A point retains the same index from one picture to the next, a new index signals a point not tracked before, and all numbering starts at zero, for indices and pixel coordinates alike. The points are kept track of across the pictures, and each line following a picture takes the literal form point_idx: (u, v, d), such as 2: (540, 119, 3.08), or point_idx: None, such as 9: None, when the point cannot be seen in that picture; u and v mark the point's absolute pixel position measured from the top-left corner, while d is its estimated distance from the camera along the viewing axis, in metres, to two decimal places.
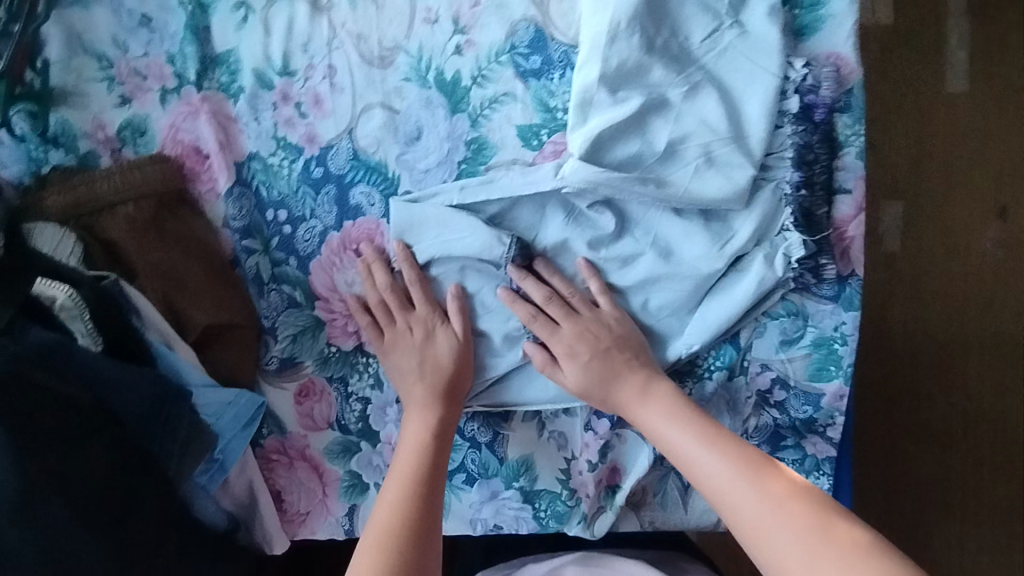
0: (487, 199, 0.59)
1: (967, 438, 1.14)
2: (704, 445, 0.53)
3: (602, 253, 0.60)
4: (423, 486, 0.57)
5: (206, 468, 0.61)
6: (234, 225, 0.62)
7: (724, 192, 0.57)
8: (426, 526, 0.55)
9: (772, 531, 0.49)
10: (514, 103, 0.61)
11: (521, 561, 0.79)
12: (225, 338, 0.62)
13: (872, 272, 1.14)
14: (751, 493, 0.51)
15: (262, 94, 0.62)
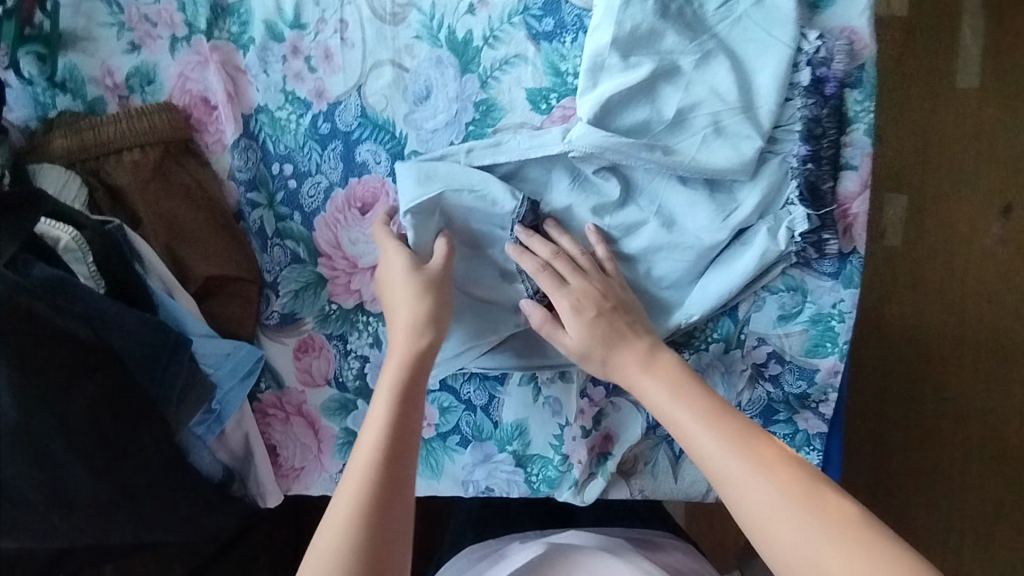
0: (497, 159, 0.59)
1: (959, 434, 1.15)
2: (706, 420, 0.51)
3: (606, 220, 0.60)
4: (405, 422, 0.54)
5: (203, 419, 0.61)
6: (240, 177, 0.62)
7: (732, 162, 0.57)
8: (398, 480, 0.52)
9: (771, 511, 0.47)
10: (524, 65, 0.61)
11: (512, 537, 0.79)
12: (226, 291, 0.62)
13: (873, 263, 1.14)
14: (751, 471, 0.49)
15: (272, 46, 0.61)
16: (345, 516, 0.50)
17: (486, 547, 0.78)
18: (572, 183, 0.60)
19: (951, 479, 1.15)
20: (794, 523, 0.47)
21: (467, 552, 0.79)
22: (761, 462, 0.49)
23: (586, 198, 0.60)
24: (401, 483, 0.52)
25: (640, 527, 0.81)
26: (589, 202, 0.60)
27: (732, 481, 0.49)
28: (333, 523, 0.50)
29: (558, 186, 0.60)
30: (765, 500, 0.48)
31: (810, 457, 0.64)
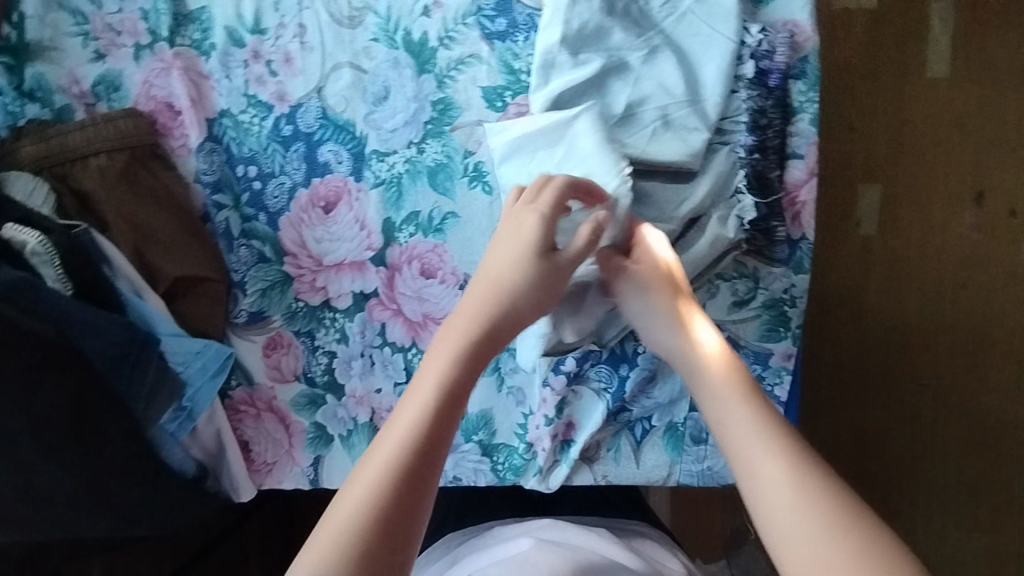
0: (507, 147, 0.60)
1: (940, 419, 1.16)
2: (763, 432, 0.48)
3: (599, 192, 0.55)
4: (452, 398, 0.48)
5: (175, 416, 0.63)
6: (205, 179, 0.64)
7: (680, 153, 0.58)
8: (426, 460, 0.45)
9: (810, 544, 0.43)
10: (479, 64, 0.62)
11: (492, 524, 0.81)
12: (195, 291, 0.64)
13: (848, 252, 1.15)
14: (797, 494, 0.45)
15: (233, 51, 0.63)
16: (354, 513, 0.42)
17: (464, 534, 0.80)
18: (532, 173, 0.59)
19: (930, 462, 1.17)
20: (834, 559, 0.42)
21: (446, 540, 0.81)
22: (814, 488, 0.45)
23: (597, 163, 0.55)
24: (422, 490, 0.44)
25: (618, 514, 0.83)
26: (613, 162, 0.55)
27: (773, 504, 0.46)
28: (340, 513, 0.43)
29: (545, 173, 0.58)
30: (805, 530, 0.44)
31: None
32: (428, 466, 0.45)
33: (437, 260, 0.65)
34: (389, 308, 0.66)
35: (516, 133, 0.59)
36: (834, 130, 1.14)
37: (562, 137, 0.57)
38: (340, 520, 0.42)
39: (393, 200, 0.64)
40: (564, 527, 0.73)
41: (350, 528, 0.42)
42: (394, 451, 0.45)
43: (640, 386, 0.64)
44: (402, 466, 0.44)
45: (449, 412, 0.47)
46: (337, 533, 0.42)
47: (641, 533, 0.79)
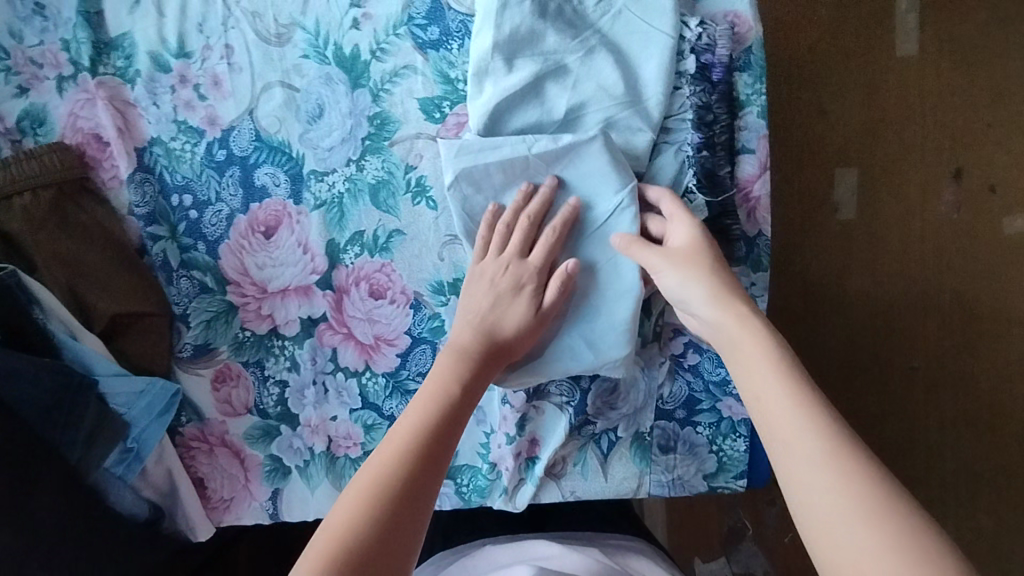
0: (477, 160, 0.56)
1: (933, 403, 1.14)
2: (797, 406, 0.46)
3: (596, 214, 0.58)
4: (456, 402, 0.54)
5: (121, 458, 0.60)
6: (139, 212, 0.62)
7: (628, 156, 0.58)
8: (430, 456, 0.51)
9: (840, 520, 0.42)
10: (414, 76, 0.60)
11: (481, 542, 0.78)
12: (136, 327, 0.61)
13: (829, 240, 1.12)
14: (825, 467, 0.43)
15: (159, 77, 0.61)
16: (361, 492, 0.48)
17: (453, 553, 0.77)
18: (504, 188, 0.58)
19: (925, 448, 1.14)
20: (860, 534, 0.41)
21: (433, 561, 0.78)
22: (845, 463, 0.43)
23: (597, 184, 0.57)
24: (431, 470, 0.50)
25: (603, 528, 0.80)
26: (620, 184, 0.57)
27: (802, 475, 0.44)
28: (351, 494, 0.49)
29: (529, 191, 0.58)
30: (833, 504, 0.42)
31: (737, 443, 0.64)
32: (431, 460, 0.51)
33: (385, 280, 0.62)
34: (339, 333, 0.63)
35: (512, 155, 0.56)
36: (806, 118, 1.11)
37: (562, 160, 0.57)
38: (355, 493, 0.48)
39: (335, 221, 0.62)
40: (569, 552, 0.69)
41: (361, 501, 0.48)
42: (403, 442, 0.51)
43: (602, 398, 0.62)
44: (407, 456, 0.50)
45: (458, 405, 0.54)
46: (349, 507, 0.47)
47: (635, 548, 0.75)
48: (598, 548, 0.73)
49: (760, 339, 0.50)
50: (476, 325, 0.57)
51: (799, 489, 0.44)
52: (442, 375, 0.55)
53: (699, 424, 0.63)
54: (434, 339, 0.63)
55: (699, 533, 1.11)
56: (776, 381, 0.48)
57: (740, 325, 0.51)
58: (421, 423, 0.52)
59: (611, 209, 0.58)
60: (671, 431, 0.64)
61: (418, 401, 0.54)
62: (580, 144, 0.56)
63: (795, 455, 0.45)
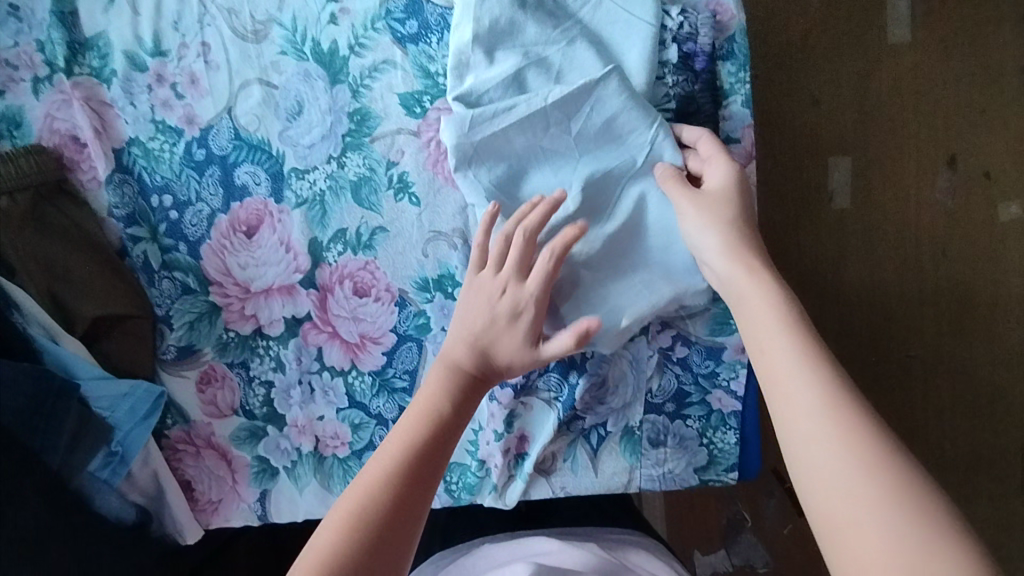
0: (482, 133, 0.55)
1: (931, 391, 1.13)
2: (803, 361, 0.47)
3: (631, 154, 0.56)
4: (444, 422, 0.53)
5: (106, 462, 0.60)
6: (118, 213, 0.61)
7: (633, 124, 0.55)
8: (416, 479, 0.51)
9: (836, 473, 0.42)
10: (394, 70, 0.60)
11: (480, 541, 0.77)
12: (118, 330, 0.61)
13: (824, 230, 1.11)
14: (826, 421, 0.44)
15: (135, 76, 0.60)
16: (344, 515, 0.48)
17: (453, 552, 0.76)
18: (529, 147, 0.56)
19: (924, 437, 1.13)
20: (858, 487, 0.41)
21: (433, 560, 0.76)
22: (846, 419, 0.44)
23: (626, 124, 0.55)
24: (418, 491, 0.50)
25: (599, 523, 0.79)
26: (648, 119, 0.55)
27: (803, 430, 0.45)
28: (335, 515, 0.49)
29: (559, 146, 0.56)
30: (833, 459, 0.43)
31: (728, 435, 0.63)
32: (417, 482, 0.51)
33: (369, 277, 0.62)
34: (324, 331, 0.63)
35: (528, 113, 0.55)
36: (798, 108, 1.10)
37: (580, 108, 0.55)
38: (342, 511, 0.49)
39: (318, 219, 0.61)
40: (568, 547, 0.68)
41: (346, 521, 0.48)
42: (389, 464, 0.51)
43: (591, 393, 0.62)
44: (392, 479, 0.50)
45: (449, 424, 0.54)
46: (335, 523, 0.48)
47: (634, 543, 0.74)
48: (595, 543, 0.72)
49: (768, 300, 0.50)
50: (469, 342, 0.55)
51: (798, 446, 0.45)
52: (433, 395, 0.54)
53: (688, 417, 0.63)
54: (420, 337, 0.62)
55: (698, 525, 1.11)
56: (782, 340, 0.48)
57: (747, 285, 0.51)
58: (410, 442, 0.52)
59: (647, 144, 0.56)
60: (661, 425, 0.63)
61: (408, 420, 0.54)
62: (594, 86, 0.54)
63: (795, 410, 0.46)
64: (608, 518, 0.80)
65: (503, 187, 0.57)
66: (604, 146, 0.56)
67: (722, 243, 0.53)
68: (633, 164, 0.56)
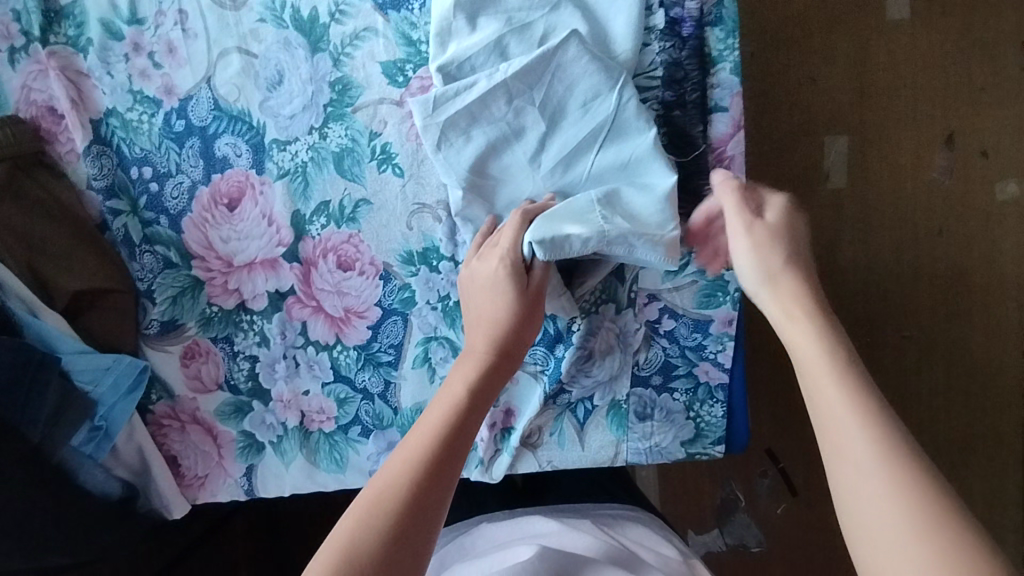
0: (446, 111, 0.54)
1: (925, 371, 1.12)
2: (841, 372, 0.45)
3: (597, 122, 0.55)
4: (468, 405, 0.53)
5: (91, 436, 0.59)
6: (97, 185, 0.60)
7: (594, 90, 0.54)
8: (442, 462, 0.50)
9: (878, 489, 0.41)
10: (375, 38, 0.59)
11: (476, 520, 0.75)
12: (100, 303, 0.60)
13: (821, 210, 1.09)
14: (879, 482, 0.41)
15: (112, 46, 0.59)
16: (369, 501, 0.48)
17: (452, 531, 0.74)
18: (496, 123, 0.55)
19: (917, 417, 1.13)
20: (912, 554, 0.39)
21: None
22: (906, 483, 0.41)
23: (588, 91, 0.54)
24: (438, 483, 0.49)
25: (589, 499, 0.79)
26: (610, 82, 0.54)
27: (856, 490, 0.42)
28: (359, 503, 0.48)
29: (525, 119, 0.55)
30: (887, 521, 0.40)
31: (714, 409, 0.63)
32: (444, 466, 0.50)
33: (353, 251, 0.61)
34: (308, 306, 0.62)
35: (489, 87, 0.54)
36: (796, 84, 1.07)
37: (542, 77, 0.54)
38: (361, 506, 0.47)
39: (300, 191, 0.60)
40: (567, 529, 0.66)
41: (363, 515, 0.47)
42: (415, 449, 0.50)
43: (577, 365, 0.61)
44: (419, 462, 0.49)
45: (468, 417, 0.53)
46: (353, 517, 0.47)
47: (631, 519, 0.73)
48: (589, 520, 0.71)
49: (821, 346, 0.47)
50: (487, 330, 0.56)
51: (852, 506, 0.42)
52: (456, 390, 0.54)
53: (675, 390, 0.62)
54: (405, 310, 0.62)
55: (691, 504, 1.11)
56: (835, 393, 0.45)
57: (796, 328, 0.48)
58: (431, 438, 0.51)
59: (612, 108, 0.54)
60: (647, 398, 0.63)
61: (428, 416, 0.53)
62: (554, 53, 0.53)
63: (848, 468, 0.43)
64: (599, 494, 0.80)
65: (476, 166, 0.56)
66: (569, 115, 0.55)
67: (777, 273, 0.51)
68: (600, 131, 0.55)
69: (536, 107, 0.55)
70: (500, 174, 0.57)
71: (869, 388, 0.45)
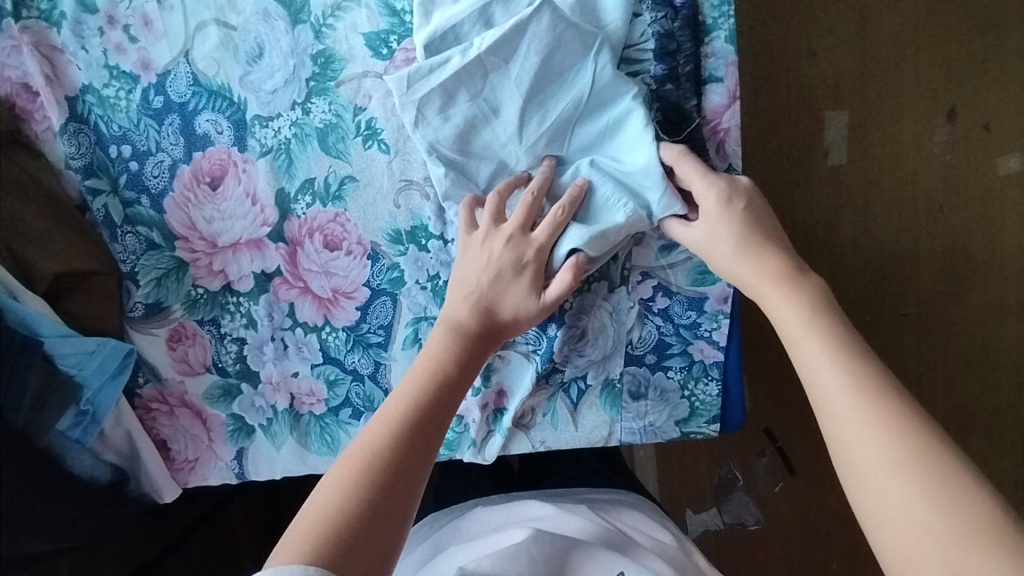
0: (422, 88, 0.53)
1: (924, 351, 1.11)
2: (815, 331, 0.47)
3: (575, 93, 0.53)
4: (449, 382, 0.52)
5: (77, 421, 0.58)
6: (75, 164, 0.59)
7: (570, 60, 0.53)
8: (422, 434, 0.49)
9: (864, 440, 0.43)
10: (357, 8, 0.57)
11: (472, 503, 0.74)
12: (82, 287, 0.59)
13: (822, 187, 1.06)
14: (863, 427, 0.43)
15: (85, 19, 0.57)
16: (353, 465, 0.47)
17: (447, 514, 0.73)
18: (473, 101, 0.54)
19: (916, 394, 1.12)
20: (900, 495, 0.41)
21: (427, 522, 0.74)
22: (893, 427, 0.42)
23: (565, 61, 0.53)
24: (417, 452, 0.49)
25: (585, 481, 0.78)
26: (585, 50, 0.52)
27: (843, 438, 0.44)
28: (345, 465, 0.48)
29: (503, 95, 0.54)
30: (867, 462, 0.42)
31: (709, 387, 0.62)
32: (422, 437, 0.49)
33: (339, 230, 0.60)
34: (295, 287, 0.61)
35: (464, 64, 0.52)
36: (797, 59, 1.03)
37: (517, 49, 0.52)
38: (344, 470, 0.47)
39: (284, 168, 0.59)
40: (563, 513, 0.65)
41: (348, 478, 0.46)
42: (396, 417, 0.50)
43: (570, 345, 0.60)
44: (401, 430, 0.49)
45: (451, 382, 0.52)
46: (339, 480, 0.46)
47: (627, 502, 0.72)
48: (583, 503, 0.70)
49: (799, 305, 0.49)
50: (472, 303, 0.55)
51: (843, 448, 0.44)
52: (435, 356, 0.53)
53: (669, 368, 0.61)
54: (394, 290, 0.61)
55: (689, 484, 1.10)
56: (818, 349, 0.46)
57: (778, 297, 0.50)
58: (410, 403, 0.50)
59: (590, 76, 0.53)
60: (641, 377, 0.62)
61: (407, 384, 0.52)
62: (529, 22, 0.51)
63: (833, 417, 0.45)
64: (595, 477, 0.79)
65: (456, 143, 0.54)
66: (549, 88, 0.54)
67: (749, 273, 0.52)
68: (580, 103, 0.54)
69: (512, 80, 0.53)
70: (482, 152, 0.55)
71: (854, 342, 0.46)
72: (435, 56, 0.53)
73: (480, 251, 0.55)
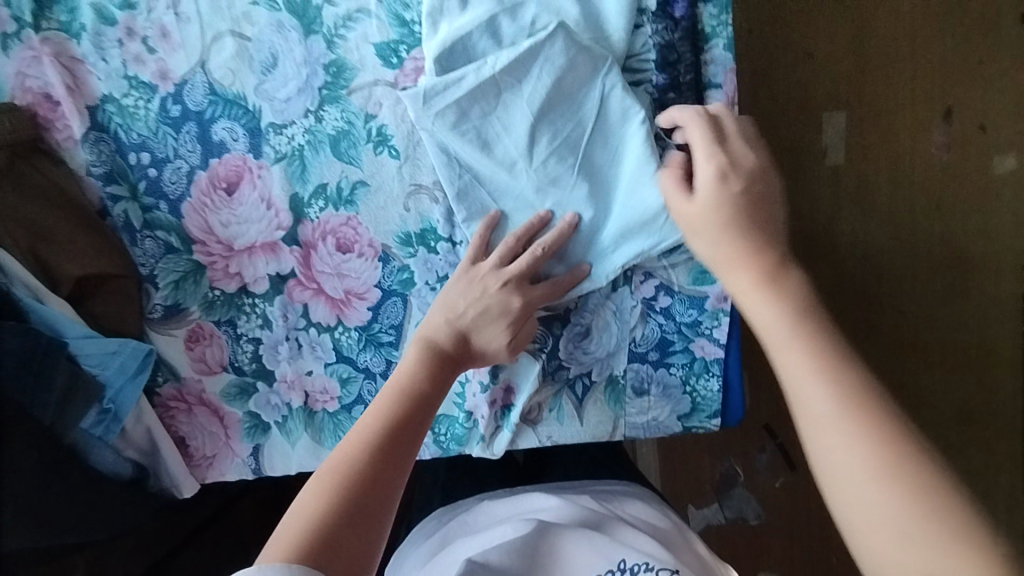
0: (438, 105, 0.55)
1: (922, 348, 1.13)
2: (797, 323, 0.44)
3: (583, 114, 0.56)
4: (423, 397, 0.55)
5: (100, 419, 0.61)
6: (95, 171, 0.61)
7: (580, 82, 0.55)
8: (397, 446, 0.52)
9: (839, 440, 0.40)
10: (368, 19, 0.59)
11: (478, 497, 0.76)
12: (105, 288, 0.61)
13: (820, 187, 1.08)
14: (838, 431, 0.40)
15: (105, 31, 0.59)
16: (332, 474, 0.49)
17: (454, 509, 0.75)
18: (485, 118, 0.56)
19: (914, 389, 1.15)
20: (879, 501, 0.38)
21: (434, 517, 0.76)
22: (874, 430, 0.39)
23: (574, 82, 0.55)
24: (393, 463, 0.51)
25: (590, 476, 0.80)
26: (594, 69, 0.55)
27: (817, 440, 0.41)
28: (325, 474, 0.49)
29: (514, 112, 0.56)
30: (846, 469, 0.39)
31: (710, 382, 0.64)
32: (396, 449, 0.51)
33: (352, 233, 0.62)
34: (308, 288, 0.63)
35: (478, 82, 0.55)
36: (794, 60, 1.05)
37: (530, 70, 0.55)
38: (323, 477, 0.49)
39: (297, 174, 0.61)
40: (566, 504, 0.67)
41: (326, 484, 0.48)
42: (371, 429, 0.52)
43: (574, 342, 0.63)
44: (378, 441, 0.51)
45: (425, 399, 0.55)
46: (317, 486, 0.48)
47: (629, 494, 0.74)
48: (587, 496, 0.72)
49: (776, 298, 0.46)
50: (461, 321, 0.58)
51: (820, 451, 0.41)
52: (410, 373, 0.56)
53: (671, 365, 0.64)
54: (404, 291, 0.63)
55: (690, 480, 1.12)
56: (794, 344, 0.44)
57: (755, 290, 0.47)
58: (384, 417, 0.53)
59: (598, 98, 0.56)
60: (644, 373, 0.64)
61: (383, 398, 0.55)
62: (541, 45, 0.54)
63: (812, 422, 0.42)
64: (599, 472, 0.81)
65: (467, 156, 0.57)
66: (557, 108, 0.56)
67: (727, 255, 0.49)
68: (587, 123, 0.56)
69: (524, 100, 0.55)
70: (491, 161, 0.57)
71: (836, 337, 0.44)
72: (446, 72, 0.56)
73: (479, 285, 0.58)
